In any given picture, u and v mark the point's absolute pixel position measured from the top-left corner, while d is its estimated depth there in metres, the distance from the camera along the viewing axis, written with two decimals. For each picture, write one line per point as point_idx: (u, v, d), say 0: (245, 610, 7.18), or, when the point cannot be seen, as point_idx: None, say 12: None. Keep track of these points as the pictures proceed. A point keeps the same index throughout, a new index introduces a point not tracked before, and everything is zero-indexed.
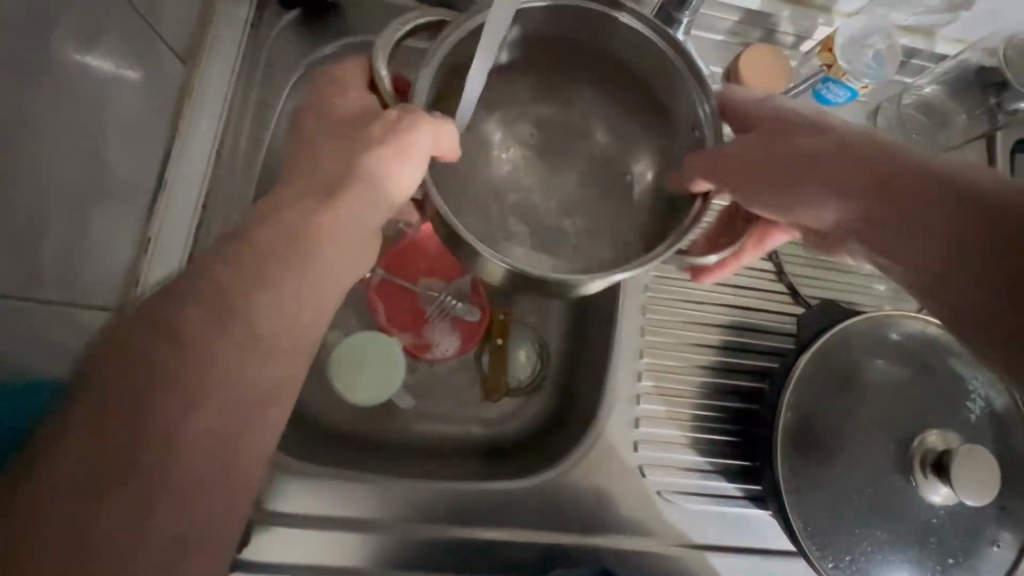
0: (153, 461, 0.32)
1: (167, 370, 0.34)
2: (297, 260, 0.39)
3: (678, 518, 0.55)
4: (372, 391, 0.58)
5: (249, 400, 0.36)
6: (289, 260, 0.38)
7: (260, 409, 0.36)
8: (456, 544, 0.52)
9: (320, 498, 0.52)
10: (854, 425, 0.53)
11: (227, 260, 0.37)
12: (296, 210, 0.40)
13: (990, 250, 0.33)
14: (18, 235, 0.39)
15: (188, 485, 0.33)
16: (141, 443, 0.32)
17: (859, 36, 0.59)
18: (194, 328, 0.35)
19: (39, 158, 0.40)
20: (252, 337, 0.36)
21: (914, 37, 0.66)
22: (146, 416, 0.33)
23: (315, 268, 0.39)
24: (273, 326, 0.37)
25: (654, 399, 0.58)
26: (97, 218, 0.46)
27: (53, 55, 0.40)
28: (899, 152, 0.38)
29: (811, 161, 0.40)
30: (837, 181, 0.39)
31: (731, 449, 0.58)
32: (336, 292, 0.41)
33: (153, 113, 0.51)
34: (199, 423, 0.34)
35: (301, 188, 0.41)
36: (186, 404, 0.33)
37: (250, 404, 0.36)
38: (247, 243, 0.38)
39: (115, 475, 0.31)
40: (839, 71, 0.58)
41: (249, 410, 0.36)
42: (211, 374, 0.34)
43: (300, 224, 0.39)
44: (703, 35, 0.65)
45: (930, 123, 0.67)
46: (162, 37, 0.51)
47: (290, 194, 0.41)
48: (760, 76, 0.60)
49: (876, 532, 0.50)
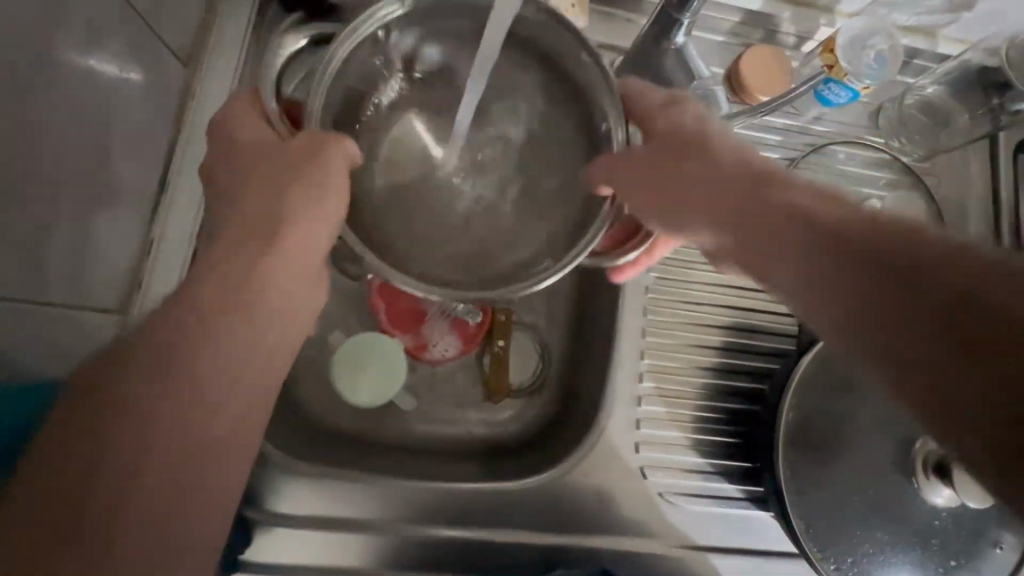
0: (149, 467, 0.32)
1: (125, 408, 0.33)
2: (254, 289, 0.38)
3: (680, 519, 0.55)
4: (375, 393, 0.58)
5: (207, 443, 0.34)
6: (246, 288, 0.38)
7: (219, 452, 0.35)
8: (457, 545, 0.53)
9: (321, 499, 0.52)
10: (856, 427, 0.53)
11: (193, 287, 0.37)
12: (253, 217, 0.40)
13: (912, 317, 0.28)
14: (23, 238, 0.40)
15: (185, 489, 0.33)
16: (98, 480, 0.31)
17: (861, 36, 0.59)
18: (187, 330, 0.35)
19: (40, 160, 0.40)
20: (239, 342, 0.37)
21: (916, 36, 0.65)
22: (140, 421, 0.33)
23: (272, 301, 0.39)
24: (227, 361, 0.36)
25: (655, 401, 0.58)
26: (100, 220, 0.46)
27: (58, 59, 0.40)
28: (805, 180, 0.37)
29: (719, 193, 0.39)
30: (752, 220, 0.37)
31: (732, 450, 0.58)
32: (295, 326, 0.40)
33: (155, 116, 0.51)
34: (194, 429, 0.34)
35: (247, 217, 0.41)
36: (178, 410, 0.34)
37: (206, 448, 0.34)
38: (216, 250, 0.39)
39: (112, 482, 0.31)
40: (841, 72, 0.58)
41: (206, 454, 0.34)
42: (201, 378, 0.35)
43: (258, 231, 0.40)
44: (704, 35, 0.65)
45: (932, 123, 0.67)
46: (165, 41, 0.51)
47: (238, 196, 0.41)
48: (761, 77, 0.60)
49: (878, 533, 0.50)
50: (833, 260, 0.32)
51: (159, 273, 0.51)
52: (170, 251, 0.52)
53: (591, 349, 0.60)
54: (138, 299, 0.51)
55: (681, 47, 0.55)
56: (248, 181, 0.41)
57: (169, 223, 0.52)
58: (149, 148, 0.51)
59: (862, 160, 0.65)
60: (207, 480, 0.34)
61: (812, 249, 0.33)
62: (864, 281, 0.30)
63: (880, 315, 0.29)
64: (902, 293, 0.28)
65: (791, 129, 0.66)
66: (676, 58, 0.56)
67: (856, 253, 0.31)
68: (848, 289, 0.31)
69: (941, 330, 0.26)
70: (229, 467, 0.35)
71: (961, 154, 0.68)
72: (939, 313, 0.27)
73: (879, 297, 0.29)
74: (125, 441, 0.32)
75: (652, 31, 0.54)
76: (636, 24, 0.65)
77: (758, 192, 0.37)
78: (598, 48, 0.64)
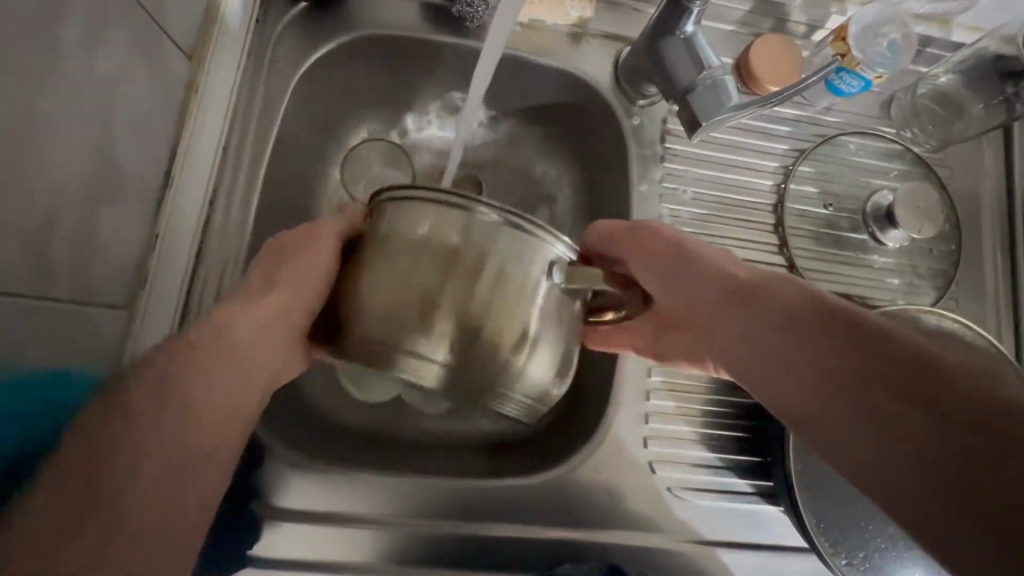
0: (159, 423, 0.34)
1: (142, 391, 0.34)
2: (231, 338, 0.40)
3: (688, 515, 0.55)
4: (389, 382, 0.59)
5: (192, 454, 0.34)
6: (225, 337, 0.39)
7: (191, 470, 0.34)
8: (466, 543, 0.52)
9: (328, 497, 0.52)
10: None
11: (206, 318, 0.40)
12: (263, 280, 0.44)
13: (903, 411, 0.32)
14: (29, 232, 0.39)
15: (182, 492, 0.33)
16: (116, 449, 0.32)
17: (874, 23, 0.58)
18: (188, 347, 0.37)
19: (45, 155, 0.39)
20: (225, 355, 0.39)
21: (928, 24, 0.64)
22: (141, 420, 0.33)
23: (249, 356, 0.40)
24: (223, 396, 0.37)
25: (663, 395, 0.58)
26: (105, 216, 0.46)
27: (61, 52, 0.39)
28: (775, 280, 0.40)
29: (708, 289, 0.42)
30: (749, 327, 0.40)
31: (742, 445, 0.57)
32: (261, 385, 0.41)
33: (160, 109, 0.50)
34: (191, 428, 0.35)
35: (266, 277, 0.44)
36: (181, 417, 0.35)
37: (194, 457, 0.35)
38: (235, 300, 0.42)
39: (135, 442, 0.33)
40: (854, 60, 0.57)
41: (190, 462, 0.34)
42: (201, 376, 0.37)
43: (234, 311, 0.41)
44: (714, 25, 0.64)
45: (944, 113, 0.66)
46: (170, 36, 0.50)
47: (257, 272, 0.44)
48: (771, 68, 0.59)
49: (889, 529, 0.50)
50: (819, 355, 0.36)
51: (161, 275, 0.52)
52: (172, 253, 0.52)
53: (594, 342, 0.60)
54: (144, 292, 0.50)
55: (690, 36, 0.54)
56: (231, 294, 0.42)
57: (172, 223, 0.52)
58: (153, 141, 0.50)
59: (874, 151, 0.64)
60: (208, 479, 0.35)
61: (808, 350, 0.36)
62: (867, 387, 0.33)
63: (875, 409, 0.33)
64: (900, 394, 0.32)
65: (801, 119, 0.65)
66: (683, 45, 0.54)
67: (835, 343, 0.35)
68: (851, 395, 0.34)
69: (930, 422, 0.30)
70: (221, 479, 0.36)
71: (974, 145, 0.67)
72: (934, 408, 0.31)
73: (882, 413, 0.32)
74: (147, 389, 0.34)
75: (661, 19, 0.54)
76: (645, 14, 0.64)
77: (754, 291, 0.40)
78: (605, 39, 0.63)
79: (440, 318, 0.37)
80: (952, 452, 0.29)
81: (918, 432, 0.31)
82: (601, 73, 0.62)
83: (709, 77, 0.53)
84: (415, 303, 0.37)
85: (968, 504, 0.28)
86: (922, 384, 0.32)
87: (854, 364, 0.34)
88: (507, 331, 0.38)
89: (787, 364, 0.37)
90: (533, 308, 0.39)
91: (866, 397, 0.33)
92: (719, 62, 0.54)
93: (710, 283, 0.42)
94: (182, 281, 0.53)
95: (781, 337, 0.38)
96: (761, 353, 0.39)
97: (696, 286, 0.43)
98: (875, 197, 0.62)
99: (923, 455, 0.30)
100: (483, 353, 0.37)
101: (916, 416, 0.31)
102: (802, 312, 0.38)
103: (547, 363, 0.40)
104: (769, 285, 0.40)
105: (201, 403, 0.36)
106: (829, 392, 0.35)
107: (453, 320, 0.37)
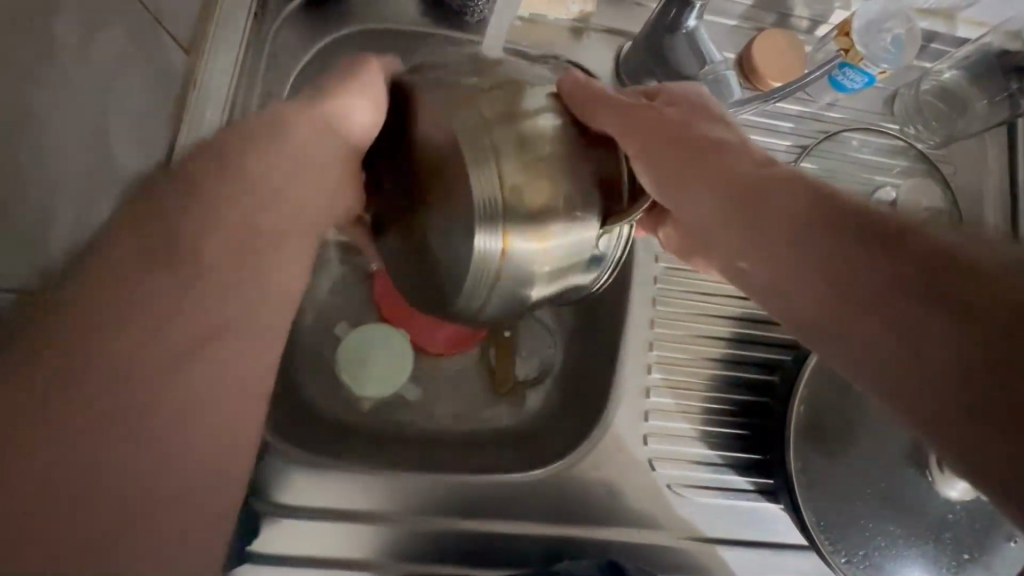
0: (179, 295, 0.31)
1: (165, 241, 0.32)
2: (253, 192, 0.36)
3: (687, 512, 0.55)
4: (387, 381, 0.60)
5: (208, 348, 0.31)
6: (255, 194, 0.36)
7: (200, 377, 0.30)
8: (467, 539, 0.52)
9: (327, 493, 0.52)
10: (866, 421, 0.52)
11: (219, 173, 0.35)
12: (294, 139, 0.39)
13: (931, 327, 0.29)
14: (24, 229, 0.39)
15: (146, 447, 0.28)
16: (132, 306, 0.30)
17: (878, 18, 0.57)
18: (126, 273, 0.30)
19: (43, 153, 0.39)
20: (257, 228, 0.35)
21: (934, 19, 0.64)
22: (57, 367, 0.27)
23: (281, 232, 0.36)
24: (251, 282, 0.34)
25: (663, 393, 0.58)
26: (102, 210, 0.46)
27: (57, 48, 0.39)
28: (804, 184, 0.37)
29: (718, 178, 0.39)
30: (759, 219, 0.37)
31: (741, 443, 0.57)
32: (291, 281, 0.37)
33: (157, 104, 0.50)
34: (153, 373, 0.29)
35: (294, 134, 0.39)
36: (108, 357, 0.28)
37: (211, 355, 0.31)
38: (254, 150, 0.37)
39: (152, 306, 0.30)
40: (857, 55, 0.56)
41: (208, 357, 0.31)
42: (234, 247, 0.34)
43: (219, 202, 0.34)
44: (716, 20, 0.63)
45: (948, 110, 0.65)
46: (165, 26, 0.50)
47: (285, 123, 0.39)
48: (773, 63, 0.58)
49: (890, 527, 0.49)
50: (835, 257, 0.34)
51: None
52: None
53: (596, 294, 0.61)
54: None
55: (692, 32, 0.54)
56: (182, 170, 0.35)
57: None
58: (150, 136, 0.50)
59: (877, 147, 0.64)
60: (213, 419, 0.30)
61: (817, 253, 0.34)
62: (878, 294, 0.32)
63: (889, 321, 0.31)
64: (916, 306, 0.30)
65: (803, 116, 0.64)
66: (685, 41, 0.54)
67: (853, 250, 0.33)
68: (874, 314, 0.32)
69: (957, 338, 0.28)
70: (236, 420, 0.31)
71: (977, 142, 0.67)
72: (955, 318, 0.29)
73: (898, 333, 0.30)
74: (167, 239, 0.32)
75: (663, 13, 0.53)
76: (646, 8, 0.64)
77: (771, 198, 0.37)
78: (605, 34, 0.62)
79: (503, 158, 0.37)
80: (967, 387, 0.27)
81: (947, 350, 0.28)
82: (602, 68, 0.62)
83: (711, 71, 0.53)
84: (470, 119, 0.37)
85: (986, 436, 0.27)
86: (952, 294, 0.29)
87: (878, 274, 0.32)
88: (551, 198, 0.38)
89: (791, 262, 0.36)
90: (540, 146, 0.38)
91: (883, 307, 0.31)
92: (720, 57, 0.54)
93: (717, 178, 0.39)
94: None
95: (788, 236, 0.36)
96: (765, 253, 0.37)
97: (703, 178, 0.40)
98: (876, 195, 0.62)
99: (932, 390, 0.29)
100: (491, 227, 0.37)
101: (943, 333, 0.29)
102: (825, 216, 0.35)
103: (542, 260, 0.39)
104: (783, 181, 0.37)
105: (138, 334, 0.29)
106: (864, 314, 0.32)
107: (513, 150, 0.37)
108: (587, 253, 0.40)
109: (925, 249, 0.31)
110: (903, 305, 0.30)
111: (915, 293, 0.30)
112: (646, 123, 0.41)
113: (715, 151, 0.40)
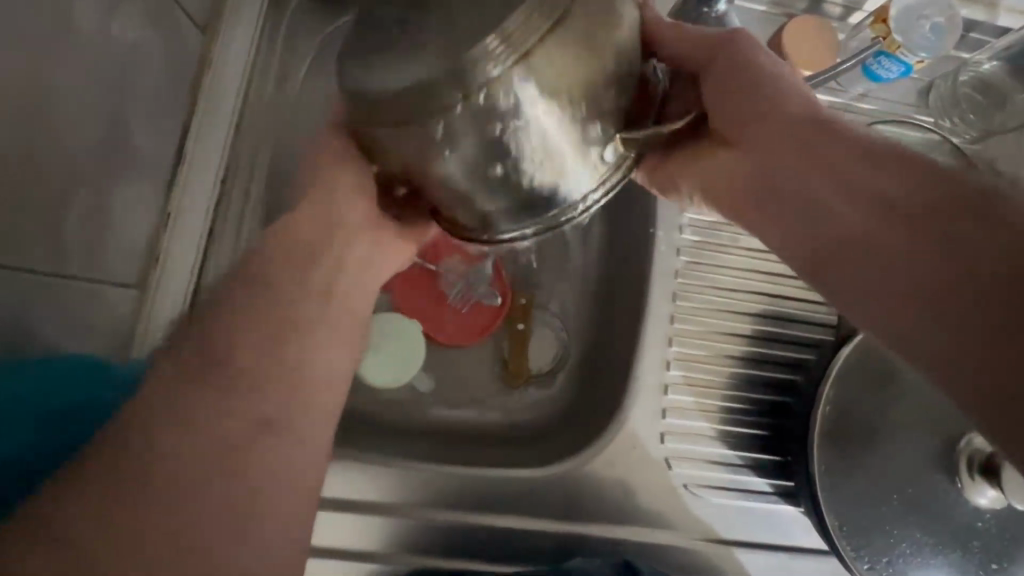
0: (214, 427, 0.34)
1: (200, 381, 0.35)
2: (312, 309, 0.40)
3: (704, 512, 0.54)
4: (396, 373, 0.58)
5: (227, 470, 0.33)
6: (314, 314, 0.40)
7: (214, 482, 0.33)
8: (477, 533, 0.52)
9: (341, 484, 0.52)
10: (894, 424, 0.51)
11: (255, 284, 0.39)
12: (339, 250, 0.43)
13: (970, 324, 0.30)
14: (38, 208, 0.39)
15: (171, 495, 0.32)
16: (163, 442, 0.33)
17: (917, 6, 0.55)
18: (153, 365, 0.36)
19: (57, 132, 0.39)
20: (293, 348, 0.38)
21: (973, 8, 0.61)
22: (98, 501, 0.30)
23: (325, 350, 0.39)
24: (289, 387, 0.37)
25: (682, 390, 0.56)
26: (116, 192, 0.45)
27: (71, 22, 0.38)
28: (856, 165, 0.37)
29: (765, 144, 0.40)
30: (789, 188, 0.39)
31: (760, 443, 0.56)
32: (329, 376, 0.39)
33: (173, 85, 0.49)
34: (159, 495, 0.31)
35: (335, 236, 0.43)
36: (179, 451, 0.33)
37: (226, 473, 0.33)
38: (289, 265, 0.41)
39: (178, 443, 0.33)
40: (894, 44, 0.54)
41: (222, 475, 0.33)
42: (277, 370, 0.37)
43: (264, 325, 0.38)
44: (746, 5, 0.60)
45: (987, 102, 0.62)
46: (182, 5, 0.49)
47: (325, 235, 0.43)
48: (804, 50, 0.56)
49: (916, 534, 0.48)
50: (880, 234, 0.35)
51: (176, 251, 0.50)
52: (186, 230, 0.51)
53: (616, 267, 0.62)
54: (156, 274, 0.49)
55: (722, 15, 0.52)
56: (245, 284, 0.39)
57: (184, 204, 0.51)
58: (165, 117, 0.49)
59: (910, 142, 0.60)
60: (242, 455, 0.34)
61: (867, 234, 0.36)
62: (927, 279, 0.33)
63: (933, 313, 0.32)
64: (960, 302, 0.31)
65: (833, 106, 0.62)
66: (716, 24, 0.52)
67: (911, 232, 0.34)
68: (918, 288, 0.33)
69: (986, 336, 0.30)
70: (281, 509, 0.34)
71: None
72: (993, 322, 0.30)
73: (938, 323, 0.32)
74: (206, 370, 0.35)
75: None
76: None
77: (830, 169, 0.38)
78: None
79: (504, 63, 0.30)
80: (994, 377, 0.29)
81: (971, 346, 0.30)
82: None
83: None
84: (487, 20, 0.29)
85: (994, 414, 0.28)
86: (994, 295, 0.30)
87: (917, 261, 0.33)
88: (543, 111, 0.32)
89: (821, 215, 0.38)
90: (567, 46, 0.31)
91: (930, 293, 0.32)
92: None
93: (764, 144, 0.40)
94: (192, 273, 0.51)
95: (828, 208, 0.37)
96: (789, 222, 0.40)
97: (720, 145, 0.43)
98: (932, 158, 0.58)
99: (957, 381, 0.30)
100: (424, 121, 0.31)
101: (977, 329, 0.30)
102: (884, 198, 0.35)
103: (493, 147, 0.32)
104: (849, 148, 0.37)
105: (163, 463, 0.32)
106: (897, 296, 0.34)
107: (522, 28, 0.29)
108: (552, 171, 0.35)
109: (981, 236, 0.32)
110: (947, 294, 0.32)
111: (963, 285, 0.31)
112: (714, 64, 0.41)
113: (768, 117, 0.40)
